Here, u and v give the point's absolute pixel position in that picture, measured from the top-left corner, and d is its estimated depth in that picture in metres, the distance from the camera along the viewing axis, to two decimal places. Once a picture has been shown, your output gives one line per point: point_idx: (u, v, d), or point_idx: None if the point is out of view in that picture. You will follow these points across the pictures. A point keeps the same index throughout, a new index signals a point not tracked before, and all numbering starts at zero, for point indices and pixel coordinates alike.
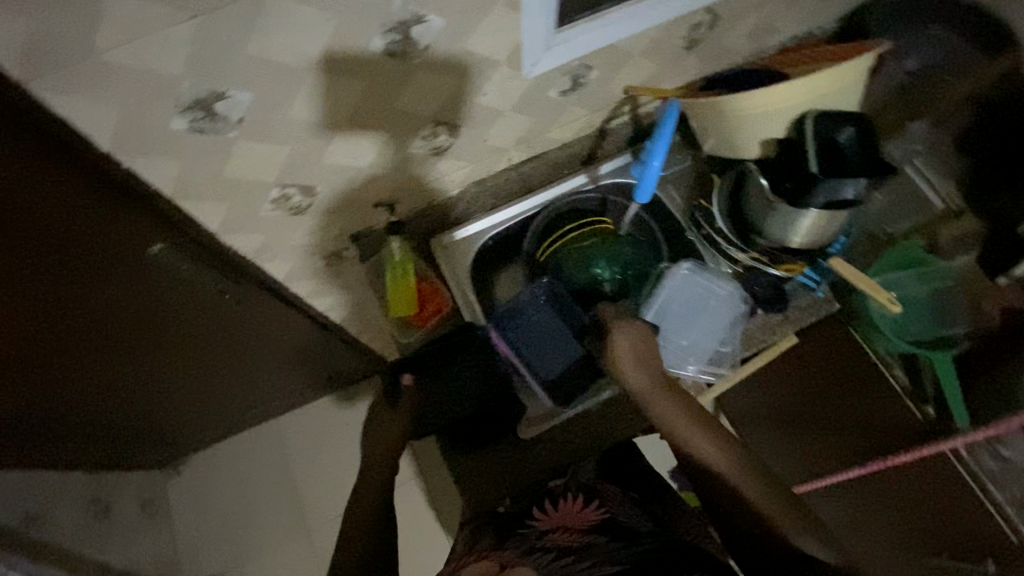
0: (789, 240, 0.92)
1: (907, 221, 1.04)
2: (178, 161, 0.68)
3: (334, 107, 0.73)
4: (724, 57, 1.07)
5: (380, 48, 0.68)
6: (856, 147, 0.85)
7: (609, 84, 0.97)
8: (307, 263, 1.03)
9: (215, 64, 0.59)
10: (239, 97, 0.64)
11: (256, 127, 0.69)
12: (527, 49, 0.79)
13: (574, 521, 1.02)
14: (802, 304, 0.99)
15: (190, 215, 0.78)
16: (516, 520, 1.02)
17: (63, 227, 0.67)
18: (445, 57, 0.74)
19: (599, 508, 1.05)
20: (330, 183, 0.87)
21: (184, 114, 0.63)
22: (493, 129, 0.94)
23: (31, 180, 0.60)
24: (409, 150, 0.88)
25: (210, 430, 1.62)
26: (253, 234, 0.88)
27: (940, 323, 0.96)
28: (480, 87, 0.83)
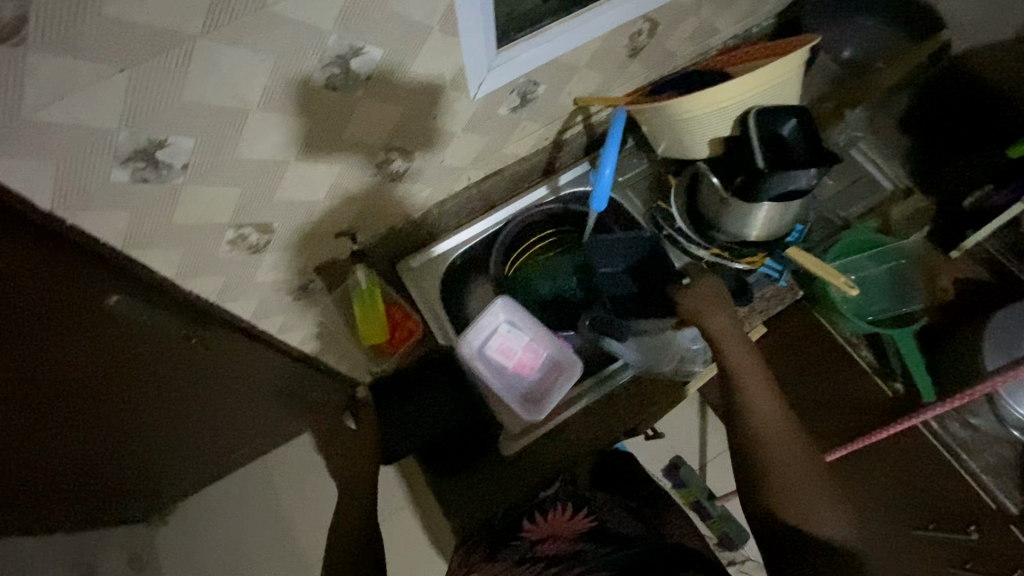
0: (746, 233, 0.94)
1: (862, 203, 1.06)
2: (125, 212, 0.67)
3: (281, 144, 0.73)
4: (668, 61, 1.10)
5: (321, 83, 0.68)
6: (800, 138, 0.87)
7: (558, 97, 0.99)
8: (273, 300, 1.02)
9: (152, 112, 0.59)
10: (181, 143, 0.64)
11: (202, 171, 0.69)
12: (471, 71, 0.80)
13: (565, 531, 0.96)
14: (767, 294, 1.02)
15: (144, 264, 0.77)
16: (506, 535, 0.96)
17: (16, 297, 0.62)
18: (389, 86, 0.75)
19: (589, 515, 0.99)
20: (287, 218, 0.86)
21: (125, 164, 0.62)
22: (448, 150, 0.94)
23: None
24: (364, 179, 0.88)
25: (193, 477, 1.58)
26: (212, 276, 0.87)
27: (900, 300, 0.97)
28: (428, 111, 0.83)
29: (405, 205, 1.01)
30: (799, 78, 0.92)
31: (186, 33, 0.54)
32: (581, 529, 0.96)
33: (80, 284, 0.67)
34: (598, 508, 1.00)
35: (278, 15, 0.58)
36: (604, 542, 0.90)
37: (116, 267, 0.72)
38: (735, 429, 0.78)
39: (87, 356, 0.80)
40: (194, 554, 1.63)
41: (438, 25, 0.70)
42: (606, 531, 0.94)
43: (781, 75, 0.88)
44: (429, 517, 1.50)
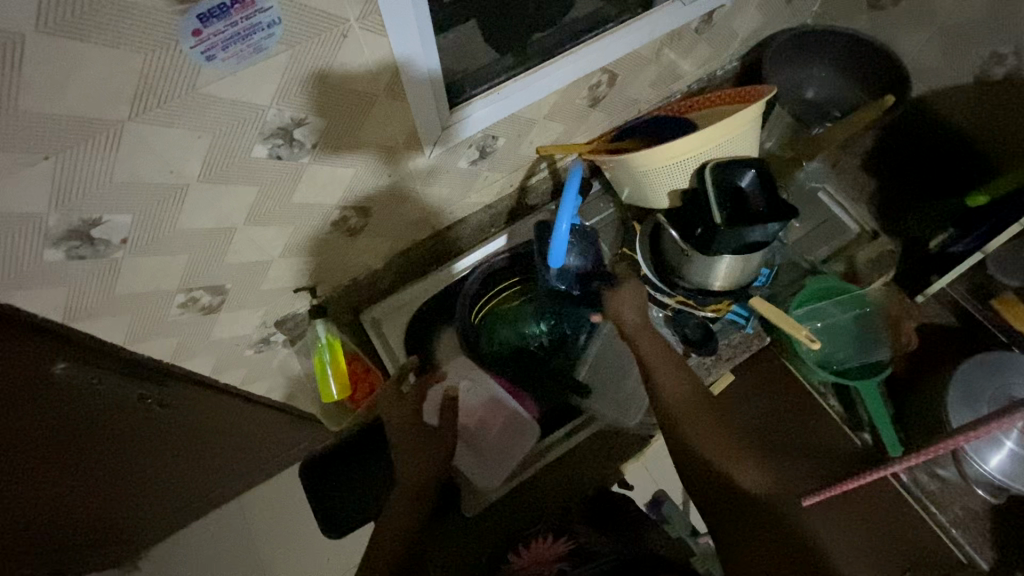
0: (710, 283, 0.93)
1: (828, 246, 1.05)
2: (62, 288, 0.66)
3: (228, 212, 0.72)
4: (632, 107, 1.10)
5: (263, 155, 0.67)
6: (759, 191, 0.87)
7: (519, 148, 0.98)
8: (233, 354, 1.00)
9: (83, 194, 0.58)
10: (118, 221, 0.63)
11: (143, 244, 0.67)
12: (424, 132, 0.79)
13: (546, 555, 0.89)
14: (734, 340, 1.02)
15: (89, 332, 0.75)
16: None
17: None
18: (339, 150, 0.74)
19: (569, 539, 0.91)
20: (241, 279, 0.84)
21: (59, 245, 0.61)
22: (407, 204, 0.93)
23: None
24: (321, 236, 0.87)
25: (164, 522, 1.54)
26: (164, 338, 0.85)
27: (866, 348, 0.97)
28: (382, 170, 0.82)
29: (367, 256, 0.99)
30: (756, 129, 0.92)
31: (112, 118, 0.53)
32: (563, 552, 0.88)
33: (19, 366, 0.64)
34: (579, 533, 0.93)
35: (212, 96, 0.57)
36: (585, 563, 0.83)
37: (56, 339, 0.70)
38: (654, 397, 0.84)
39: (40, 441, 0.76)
40: None
41: (383, 92, 0.70)
42: (588, 552, 0.86)
43: (738, 127, 0.88)
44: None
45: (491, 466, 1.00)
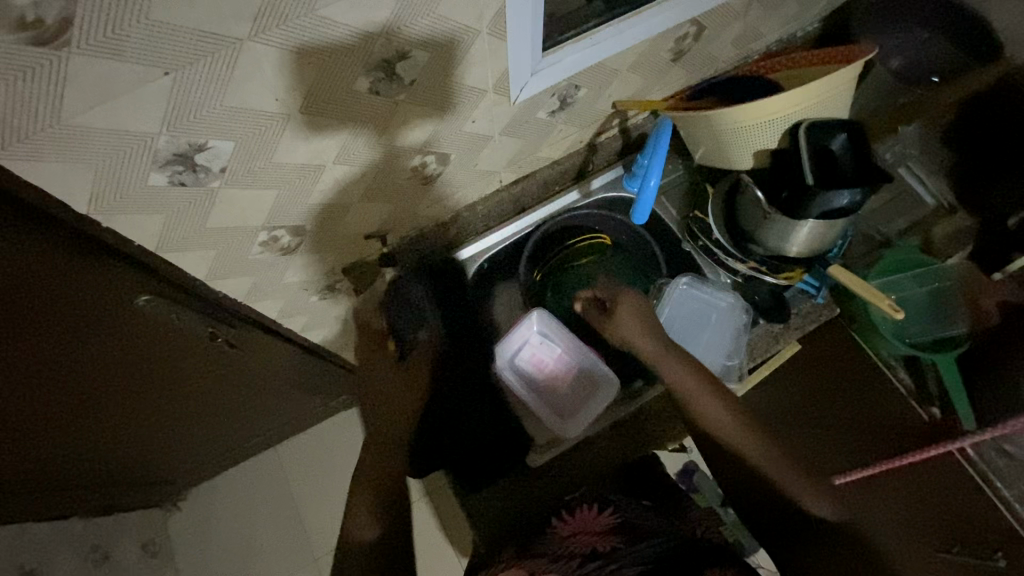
0: (786, 248, 0.91)
1: (901, 219, 1.05)
2: (158, 216, 0.65)
3: (322, 148, 0.70)
4: (711, 65, 1.06)
5: (364, 88, 0.65)
6: (850, 156, 0.85)
7: (599, 100, 0.96)
8: (300, 300, 1.00)
9: (192, 117, 0.57)
10: (220, 148, 0.62)
11: (239, 176, 0.67)
12: (513, 75, 0.77)
13: (592, 528, 0.90)
14: (802, 310, 0.99)
15: (176, 266, 0.75)
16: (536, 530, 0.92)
17: (53, 291, 0.64)
18: (433, 92, 0.72)
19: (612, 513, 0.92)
20: (320, 221, 0.83)
21: (163, 169, 0.60)
22: (483, 154, 0.91)
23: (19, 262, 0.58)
24: (398, 182, 0.85)
25: (210, 465, 1.59)
26: (242, 278, 0.85)
27: (941, 323, 0.96)
28: (469, 114, 0.80)
29: (434, 208, 0.98)
30: (849, 91, 0.89)
31: (233, 36, 0.52)
32: (609, 525, 0.90)
33: (104, 289, 0.69)
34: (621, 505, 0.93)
35: (328, 20, 0.55)
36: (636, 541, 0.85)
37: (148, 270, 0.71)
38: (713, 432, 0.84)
39: (111, 361, 0.81)
40: (205, 545, 1.65)
41: (486, 29, 0.68)
42: (634, 528, 0.88)
43: (833, 87, 0.86)
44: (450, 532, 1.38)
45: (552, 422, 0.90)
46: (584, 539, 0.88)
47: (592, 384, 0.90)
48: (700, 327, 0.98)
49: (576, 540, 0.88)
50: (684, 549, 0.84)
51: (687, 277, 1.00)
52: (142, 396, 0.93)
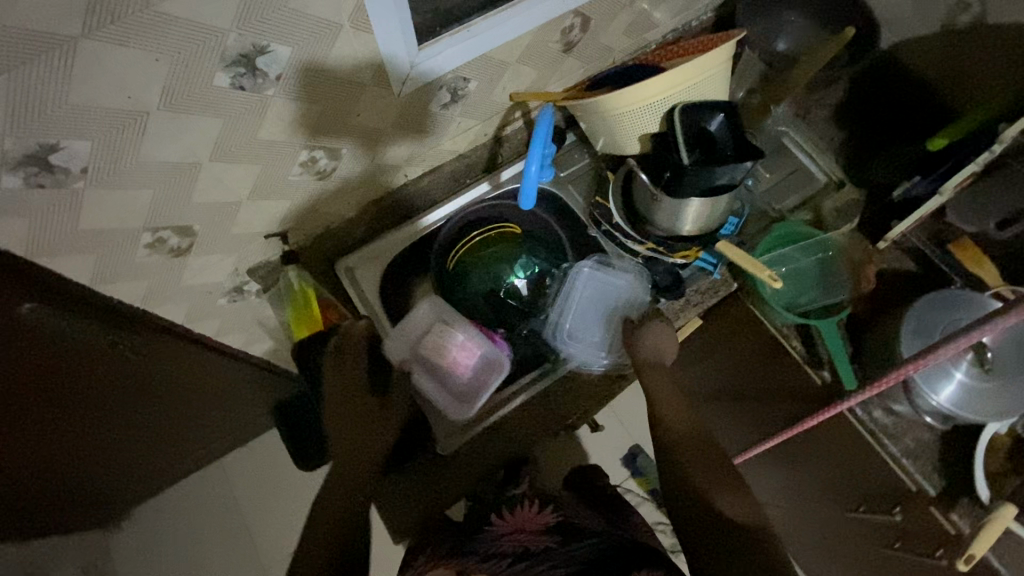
0: (680, 228, 0.96)
1: (794, 196, 1.11)
2: (20, 220, 0.65)
3: (194, 147, 0.71)
4: (606, 56, 1.09)
5: (226, 84, 0.66)
6: (726, 134, 0.89)
7: (493, 93, 0.98)
8: (209, 303, 1.00)
9: (37, 117, 0.57)
10: (76, 148, 0.62)
11: (105, 175, 0.67)
12: (390, 68, 0.79)
13: (531, 524, 1.05)
14: (702, 286, 1.04)
15: (55, 271, 0.74)
16: (475, 531, 1.05)
17: None
18: (304, 85, 0.73)
19: (553, 512, 1.08)
20: (211, 221, 0.84)
21: (16, 171, 0.60)
22: (378, 148, 0.93)
23: None
24: (290, 179, 0.86)
25: (147, 481, 1.57)
26: (135, 281, 0.85)
27: (826, 291, 1.01)
28: (351, 108, 0.81)
29: (338, 205, 0.99)
30: (723, 74, 0.93)
31: (63, 35, 0.52)
32: (546, 523, 1.05)
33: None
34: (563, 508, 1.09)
35: (168, 15, 0.56)
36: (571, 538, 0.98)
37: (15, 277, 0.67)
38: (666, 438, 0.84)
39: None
40: (149, 564, 1.62)
41: (348, 22, 0.69)
42: (569, 526, 1.02)
43: (705, 70, 0.90)
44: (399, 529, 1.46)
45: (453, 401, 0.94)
46: (521, 537, 1.02)
47: (485, 361, 0.96)
48: (603, 308, 1.01)
49: (511, 538, 1.02)
50: (619, 547, 0.92)
51: (588, 259, 1.02)
52: (26, 418, 0.85)
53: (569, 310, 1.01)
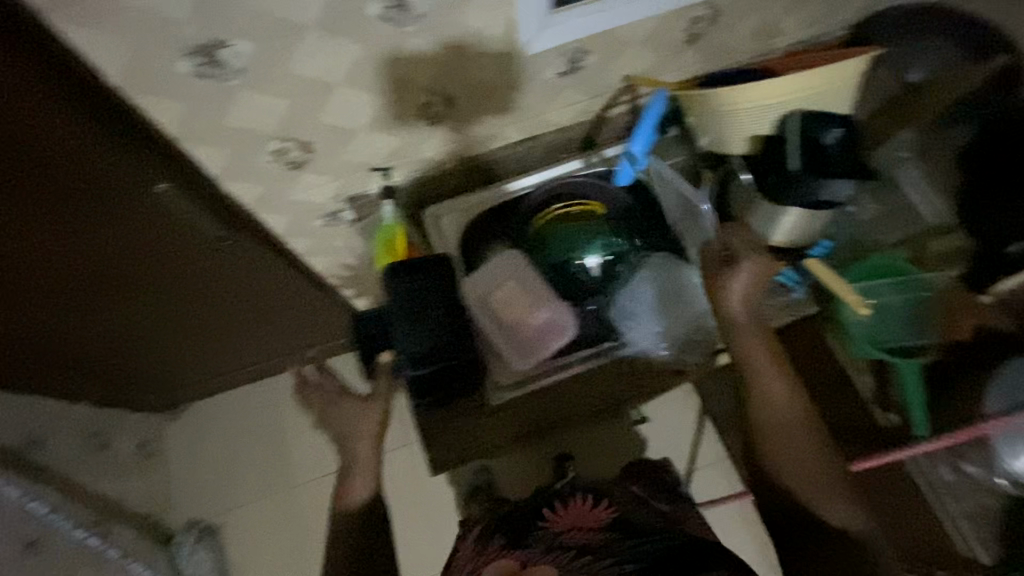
0: (771, 237, 0.94)
1: (897, 232, 1.05)
2: (179, 104, 0.73)
3: (332, 66, 0.77)
4: (728, 55, 1.08)
5: (376, 14, 0.72)
6: (839, 149, 0.87)
7: (608, 71, 1.00)
8: (307, 221, 1.07)
9: (217, 13, 0.64)
10: (241, 47, 0.69)
11: (256, 78, 0.74)
12: (521, 26, 0.82)
13: (587, 521, 0.88)
14: (781, 302, 1.01)
15: (194, 158, 0.83)
16: (524, 526, 0.89)
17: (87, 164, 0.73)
18: (441, 28, 0.78)
19: (610, 507, 0.91)
20: (329, 141, 0.90)
21: (189, 58, 0.68)
22: (490, 105, 0.96)
23: (60, 119, 0.66)
24: (405, 117, 0.91)
25: (208, 379, 1.70)
26: (253, 184, 0.93)
27: (912, 334, 0.96)
28: (475, 59, 0.85)
29: (440, 152, 1.03)
30: (849, 88, 0.91)
31: None
32: (604, 520, 0.89)
33: (124, 175, 0.77)
34: (619, 502, 0.93)
35: None
36: (637, 538, 0.84)
37: (167, 162, 0.80)
38: (758, 412, 0.82)
39: (117, 242, 0.89)
40: (196, 454, 1.76)
41: None
42: (633, 527, 0.86)
43: (830, 81, 0.88)
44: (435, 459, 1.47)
45: (516, 355, 0.97)
46: (579, 529, 0.87)
47: (553, 323, 0.98)
48: (675, 299, 1.03)
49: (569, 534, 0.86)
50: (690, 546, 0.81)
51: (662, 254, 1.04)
52: (135, 278, 1.02)
53: (639, 295, 1.02)
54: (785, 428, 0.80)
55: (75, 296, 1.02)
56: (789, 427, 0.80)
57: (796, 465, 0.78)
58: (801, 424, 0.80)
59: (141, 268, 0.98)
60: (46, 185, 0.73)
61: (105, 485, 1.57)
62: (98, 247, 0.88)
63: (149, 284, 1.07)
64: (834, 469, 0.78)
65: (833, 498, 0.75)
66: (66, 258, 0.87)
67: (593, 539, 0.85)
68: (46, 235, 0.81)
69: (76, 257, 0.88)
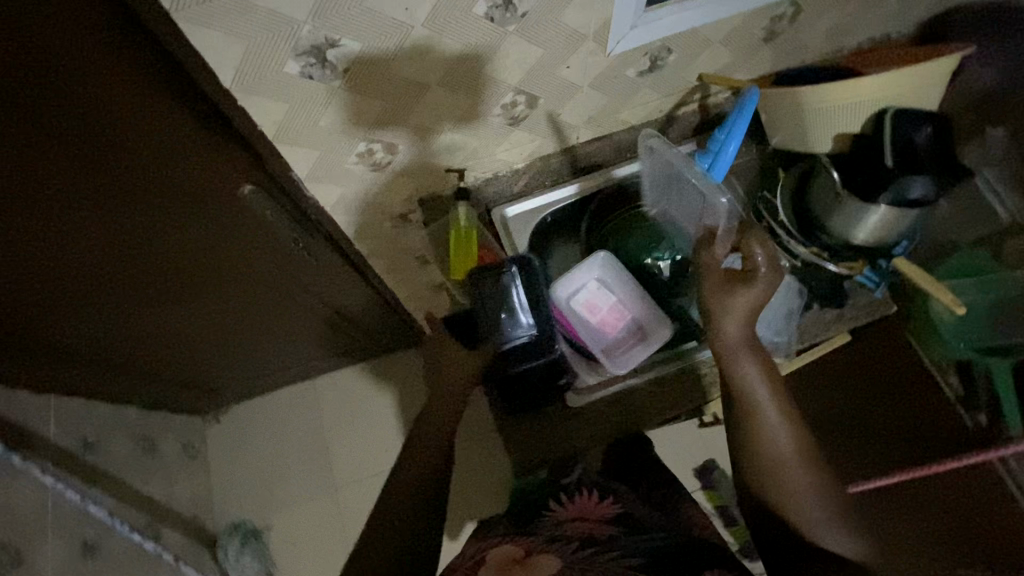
0: (852, 236, 0.93)
1: (975, 230, 1.02)
2: (280, 104, 0.72)
3: (430, 65, 0.76)
4: (799, 54, 1.07)
5: (482, 13, 0.71)
6: (932, 147, 0.86)
7: (686, 69, 0.99)
8: (376, 223, 1.06)
9: (334, 13, 0.64)
10: (350, 46, 0.68)
11: (357, 77, 0.73)
12: (615, 25, 0.82)
13: (593, 514, 0.89)
14: (859, 301, 1.00)
15: (283, 160, 0.82)
16: (530, 515, 0.92)
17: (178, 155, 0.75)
18: (540, 26, 0.77)
19: (614, 503, 0.92)
20: (411, 142, 0.89)
21: (299, 58, 0.67)
22: (569, 104, 0.96)
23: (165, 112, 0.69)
24: (487, 117, 0.91)
25: (252, 381, 1.69)
26: (333, 185, 0.92)
27: (1001, 330, 0.94)
28: (565, 58, 0.85)
29: (513, 152, 1.03)
30: (935, 86, 0.90)
31: None
32: (607, 514, 0.89)
33: (216, 172, 0.80)
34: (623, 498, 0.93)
35: None
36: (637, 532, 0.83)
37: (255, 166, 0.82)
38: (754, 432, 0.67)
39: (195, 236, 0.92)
40: (238, 456, 1.75)
41: None
42: (634, 520, 0.86)
43: (917, 80, 0.88)
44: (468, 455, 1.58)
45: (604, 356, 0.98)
46: (581, 523, 0.87)
47: (641, 324, 0.99)
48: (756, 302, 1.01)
49: (572, 525, 0.87)
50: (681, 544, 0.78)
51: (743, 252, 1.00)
52: (206, 274, 1.05)
53: None
54: (775, 449, 0.66)
55: (146, 292, 1.05)
56: (778, 461, 0.65)
57: (793, 503, 0.63)
58: (792, 461, 0.65)
59: (213, 262, 1.02)
60: (133, 176, 0.76)
61: (155, 488, 1.52)
62: (178, 239, 0.92)
63: (220, 283, 1.10)
64: (834, 499, 0.63)
65: (826, 530, 0.62)
66: (149, 249, 0.92)
67: (596, 528, 0.85)
68: (135, 223, 0.85)
69: (157, 250, 0.93)
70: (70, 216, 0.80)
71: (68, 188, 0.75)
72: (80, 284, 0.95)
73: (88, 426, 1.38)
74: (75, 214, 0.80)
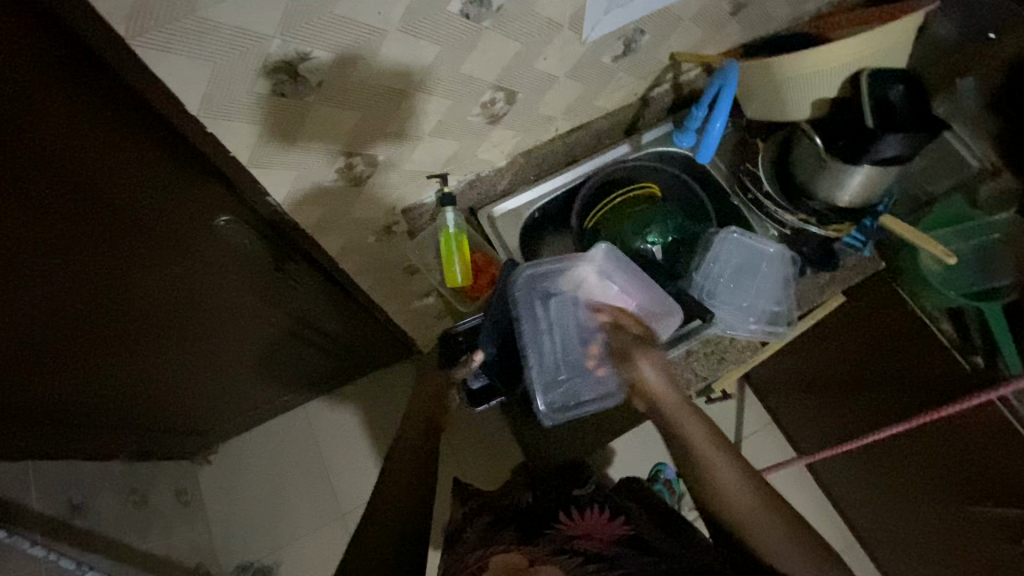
0: (837, 197, 0.94)
1: (950, 179, 1.05)
2: (252, 126, 0.68)
3: (406, 70, 0.73)
4: (765, 25, 1.08)
5: (457, 11, 0.68)
6: (908, 105, 0.84)
7: (658, 50, 0.98)
8: (359, 239, 1.02)
9: (304, 25, 0.60)
10: (322, 59, 0.64)
11: (331, 91, 0.69)
12: (589, 11, 0.80)
13: (601, 532, 0.80)
14: (849, 262, 1.02)
15: (260, 186, 0.77)
16: (534, 530, 0.82)
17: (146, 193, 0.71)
18: (516, 19, 0.75)
19: (625, 523, 0.82)
20: (391, 152, 0.86)
21: (269, 77, 0.63)
22: (546, 97, 0.94)
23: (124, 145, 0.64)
24: (466, 119, 0.88)
25: (241, 416, 1.62)
26: (313, 206, 0.87)
27: (985, 275, 0.97)
28: (541, 50, 0.83)
29: (494, 152, 1.00)
30: (903, 44, 0.92)
31: None
32: (616, 534, 0.79)
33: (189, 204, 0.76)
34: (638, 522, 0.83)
35: None
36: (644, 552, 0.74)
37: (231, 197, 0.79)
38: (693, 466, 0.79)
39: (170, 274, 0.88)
40: (235, 495, 1.68)
41: None
42: (645, 543, 0.76)
43: (887, 39, 0.89)
44: (464, 470, 1.57)
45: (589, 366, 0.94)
46: (586, 536, 0.79)
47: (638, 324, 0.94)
48: (752, 273, 1.02)
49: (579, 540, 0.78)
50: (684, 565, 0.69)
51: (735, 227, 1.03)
52: (182, 314, 1.00)
53: (714, 272, 1.03)
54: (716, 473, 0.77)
55: (121, 339, 0.99)
56: (747, 514, 0.72)
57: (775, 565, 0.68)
58: (764, 508, 0.73)
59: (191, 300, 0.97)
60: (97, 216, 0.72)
61: (152, 543, 1.44)
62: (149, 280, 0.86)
63: (203, 321, 1.06)
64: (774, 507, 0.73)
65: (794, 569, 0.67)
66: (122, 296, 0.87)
67: (603, 547, 0.76)
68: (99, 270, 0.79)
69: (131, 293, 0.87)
70: (39, 267, 0.74)
71: (34, 238, 0.70)
72: (56, 337, 0.90)
73: (73, 487, 1.29)
74: (39, 265, 0.75)
